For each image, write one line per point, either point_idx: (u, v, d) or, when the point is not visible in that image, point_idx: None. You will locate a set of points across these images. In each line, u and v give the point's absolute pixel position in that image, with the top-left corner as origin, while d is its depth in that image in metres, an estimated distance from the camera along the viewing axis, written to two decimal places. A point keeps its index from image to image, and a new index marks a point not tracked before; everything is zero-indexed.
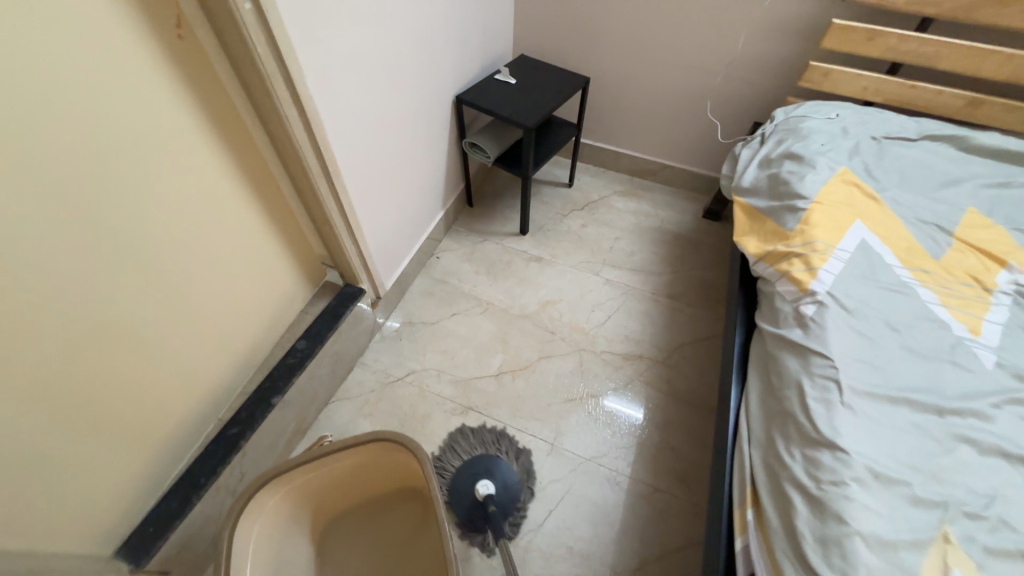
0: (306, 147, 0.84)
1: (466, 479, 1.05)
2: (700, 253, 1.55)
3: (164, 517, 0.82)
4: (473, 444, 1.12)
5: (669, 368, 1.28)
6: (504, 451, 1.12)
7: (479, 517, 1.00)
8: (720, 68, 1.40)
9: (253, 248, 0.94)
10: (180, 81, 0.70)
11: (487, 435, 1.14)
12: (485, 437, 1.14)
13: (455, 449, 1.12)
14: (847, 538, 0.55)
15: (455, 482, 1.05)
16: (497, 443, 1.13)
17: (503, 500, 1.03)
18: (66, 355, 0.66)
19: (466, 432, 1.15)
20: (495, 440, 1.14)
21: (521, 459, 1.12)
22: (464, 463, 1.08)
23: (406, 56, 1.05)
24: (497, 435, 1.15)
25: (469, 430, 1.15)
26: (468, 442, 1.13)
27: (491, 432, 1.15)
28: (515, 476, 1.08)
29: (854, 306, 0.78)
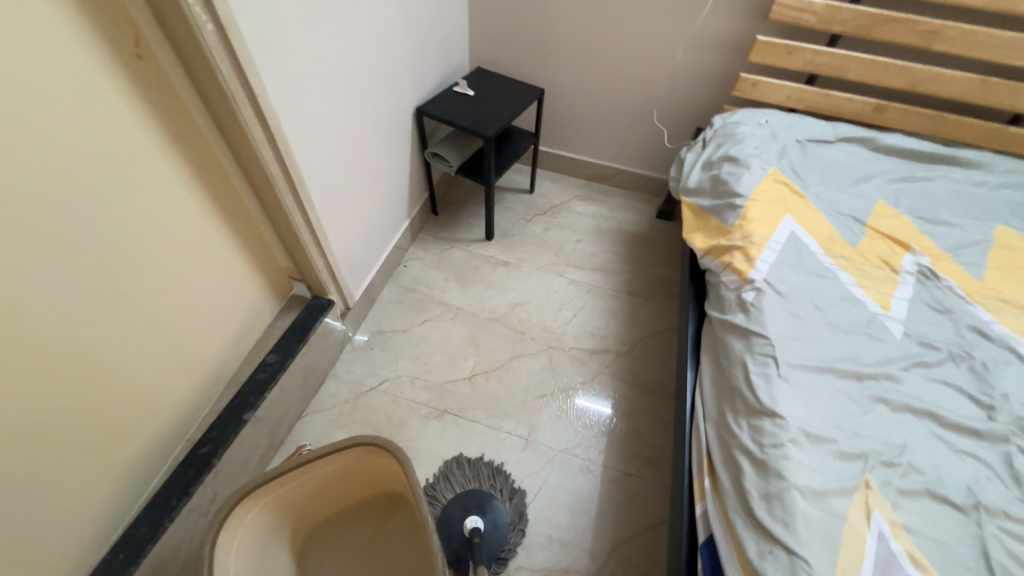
0: (270, 162, 0.85)
1: (456, 511, 1.04)
2: (655, 250, 1.65)
3: (135, 542, 0.81)
4: (468, 477, 1.11)
5: (633, 359, 1.36)
6: (497, 487, 1.10)
7: (465, 558, 0.99)
8: (662, 78, 1.52)
9: (219, 264, 0.94)
10: (142, 101, 0.71)
11: (482, 469, 1.12)
12: (481, 470, 1.12)
13: (450, 479, 1.10)
14: (787, 491, 0.63)
15: (444, 517, 1.03)
16: (492, 479, 1.11)
17: (489, 541, 1.02)
18: (31, 379, 0.65)
19: (460, 463, 1.13)
20: (490, 476, 1.11)
21: (514, 499, 1.09)
22: (456, 497, 1.07)
23: (366, 71, 1.08)
24: (493, 470, 1.12)
25: (465, 461, 1.13)
26: (464, 474, 1.11)
27: (488, 466, 1.13)
28: (506, 517, 1.06)
29: (787, 291, 0.88)
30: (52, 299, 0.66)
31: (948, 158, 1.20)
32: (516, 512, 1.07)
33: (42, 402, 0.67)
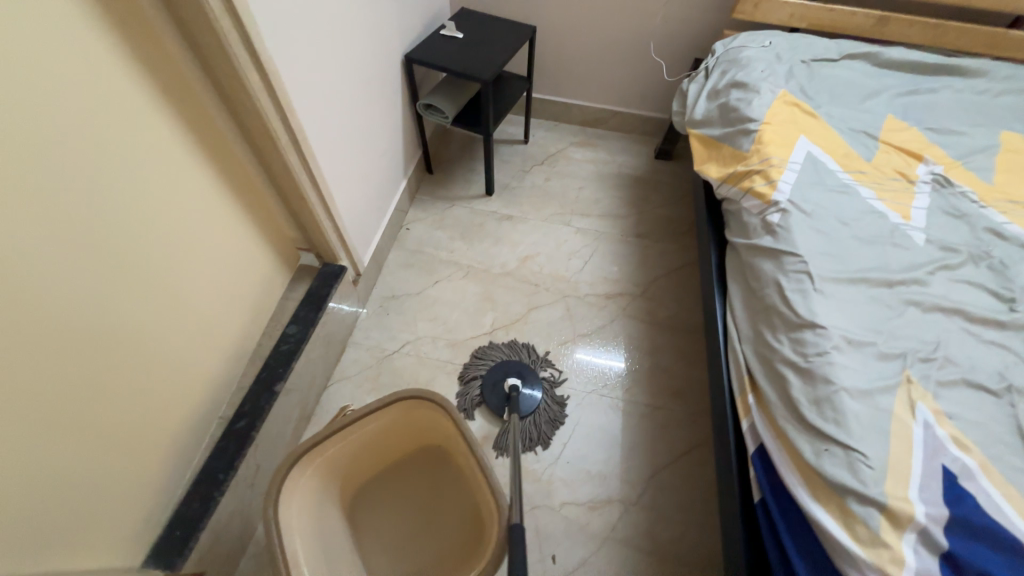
0: (271, 115, 0.79)
1: (497, 376, 1.17)
2: (658, 191, 1.64)
3: (189, 519, 0.81)
4: (510, 353, 1.23)
5: (649, 300, 1.37)
6: (533, 360, 1.23)
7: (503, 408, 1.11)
8: (658, 8, 1.44)
9: (228, 234, 0.89)
10: (129, 53, 0.64)
11: (522, 348, 1.25)
12: (522, 349, 1.24)
13: (495, 354, 1.23)
14: (835, 394, 0.65)
15: (489, 379, 1.16)
16: (531, 356, 1.23)
17: (526, 401, 1.15)
18: (53, 362, 0.61)
19: (496, 342, 1.26)
20: (529, 354, 1.24)
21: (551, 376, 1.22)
22: (499, 365, 1.19)
23: (353, 12, 0.99)
24: (532, 350, 1.25)
25: (508, 342, 1.26)
26: (503, 350, 1.24)
27: (528, 347, 1.25)
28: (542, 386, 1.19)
29: (810, 208, 0.88)
30: (62, 277, 0.61)
31: (952, 67, 1.19)
32: (548, 384, 1.21)
33: (69, 386, 0.64)
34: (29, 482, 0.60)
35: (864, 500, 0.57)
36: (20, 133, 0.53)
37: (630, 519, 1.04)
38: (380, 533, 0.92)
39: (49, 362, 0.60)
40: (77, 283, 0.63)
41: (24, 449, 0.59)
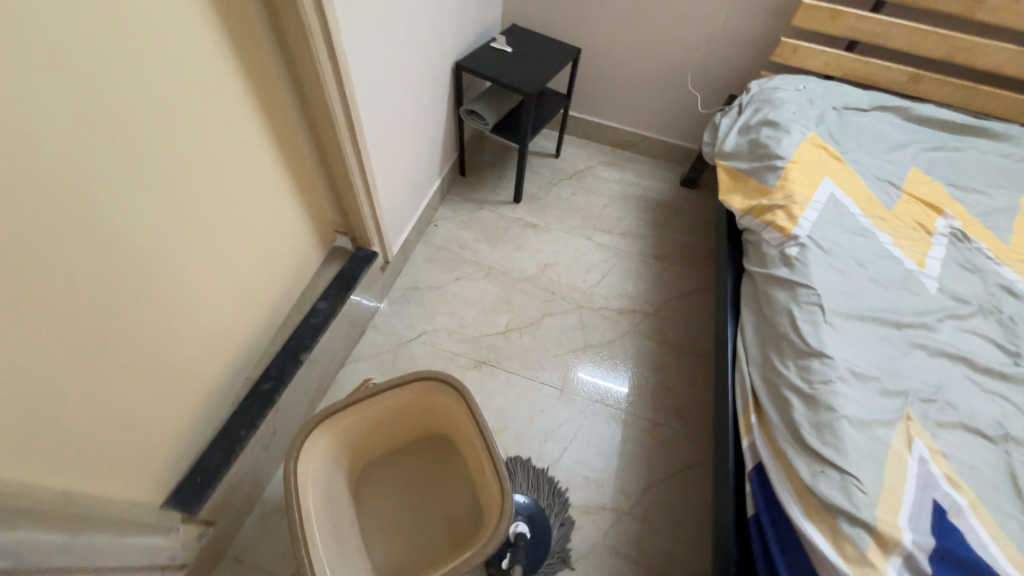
0: (336, 105, 0.86)
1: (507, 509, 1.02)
2: (680, 217, 1.69)
3: (210, 468, 0.85)
4: (528, 485, 1.10)
5: (660, 320, 1.41)
6: (551, 505, 1.08)
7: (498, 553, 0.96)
8: (700, 43, 1.51)
9: (279, 208, 0.95)
10: (226, 37, 0.71)
11: (545, 486, 1.10)
12: (543, 486, 1.10)
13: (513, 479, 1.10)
14: (836, 421, 0.68)
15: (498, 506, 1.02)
16: (550, 499, 1.09)
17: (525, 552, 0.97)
18: (126, 298, 0.67)
19: (531, 465, 1.13)
20: (550, 495, 1.09)
21: (563, 528, 1.06)
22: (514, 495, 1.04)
23: (418, 18, 1.07)
24: (553, 490, 1.10)
25: (530, 467, 1.12)
26: (528, 476, 1.11)
27: (550, 484, 1.10)
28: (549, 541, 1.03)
29: (828, 246, 0.92)
30: (143, 222, 0.67)
31: (980, 129, 1.23)
32: (557, 534, 1.05)
33: (135, 322, 0.70)
34: (89, 404, 0.65)
35: (854, 520, 0.60)
36: (135, 90, 0.60)
37: (620, 528, 1.06)
38: (382, 509, 0.96)
39: (122, 296, 0.67)
40: (156, 230, 0.69)
41: (91, 370, 0.64)
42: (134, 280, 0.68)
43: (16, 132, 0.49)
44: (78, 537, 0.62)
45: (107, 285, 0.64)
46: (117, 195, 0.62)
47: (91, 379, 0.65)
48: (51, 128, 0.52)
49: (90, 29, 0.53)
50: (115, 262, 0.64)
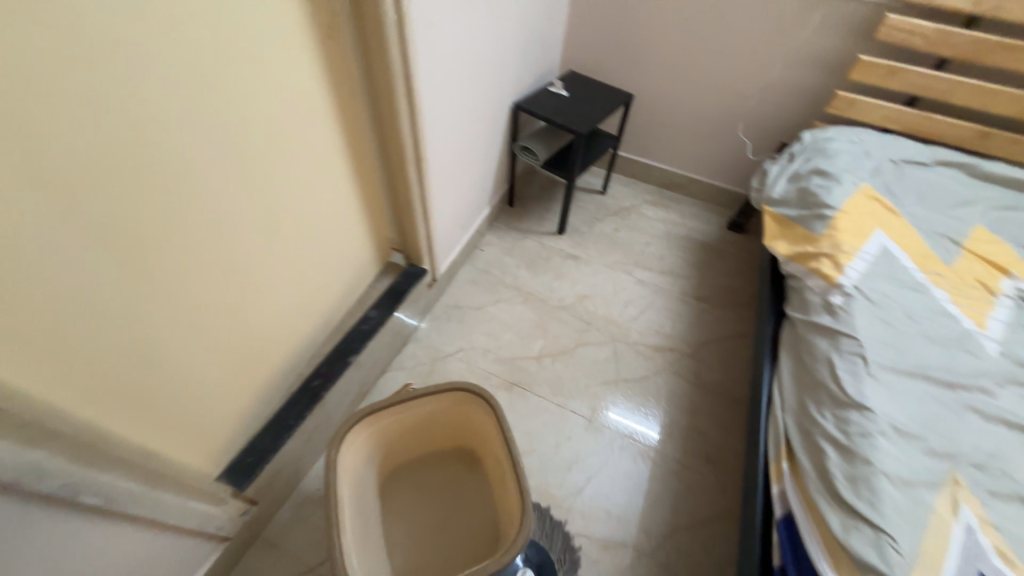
0: (407, 136, 0.97)
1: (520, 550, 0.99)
2: (723, 260, 1.68)
3: (261, 450, 0.93)
4: (541, 534, 1.07)
5: (696, 361, 1.40)
6: (560, 561, 1.04)
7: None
8: (753, 92, 1.55)
9: (348, 222, 1.06)
10: (326, 74, 0.83)
11: (558, 539, 1.07)
12: (557, 538, 1.07)
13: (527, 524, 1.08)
14: (873, 476, 0.66)
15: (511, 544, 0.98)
16: (561, 554, 1.05)
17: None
18: (225, 289, 0.77)
19: (548, 513, 1.10)
20: (561, 549, 1.06)
21: None
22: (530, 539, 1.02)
23: (483, 63, 1.19)
24: (564, 545, 1.07)
25: (547, 514, 1.10)
26: (542, 526, 1.09)
27: (563, 538, 1.07)
28: None
29: (877, 298, 0.90)
30: (246, 224, 0.77)
31: None
32: None
33: (227, 316, 0.80)
34: (181, 382, 0.75)
35: None
36: (255, 112, 0.72)
37: (640, 570, 1.03)
38: (407, 514, 1.00)
39: (221, 292, 0.77)
40: (254, 238, 0.81)
41: (188, 348, 0.74)
42: (233, 275, 0.78)
43: (169, 141, 0.60)
44: (151, 493, 0.69)
45: (213, 276, 0.74)
46: (230, 206, 0.73)
47: (186, 361, 0.75)
48: (194, 140, 0.63)
49: (231, 62, 0.65)
50: (220, 262, 0.75)
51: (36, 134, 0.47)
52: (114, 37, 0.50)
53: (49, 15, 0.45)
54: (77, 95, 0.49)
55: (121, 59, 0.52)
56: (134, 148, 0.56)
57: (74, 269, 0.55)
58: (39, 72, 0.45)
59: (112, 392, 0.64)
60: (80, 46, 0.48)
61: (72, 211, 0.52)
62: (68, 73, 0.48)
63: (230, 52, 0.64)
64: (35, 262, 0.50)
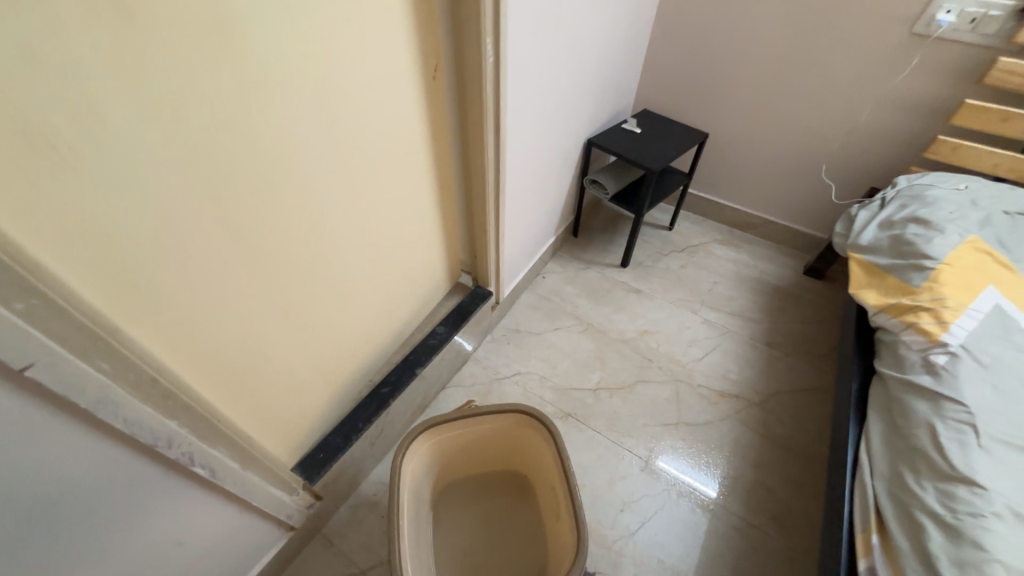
0: (490, 167, 1.03)
1: None
2: (799, 306, 1.59)
3: (331, 447, 0.99)
4: None
5: (766, 411, 1.31)
6: None
7: None
8: (840, 134, 1.49)
9: (428, 243, 1.14)
10: (426, 110, 0.92)
11: None
12: None
13: None
14: (987, 563, 0.58)
15: None
16: None
17: None
18: (322, 296, 0.85)
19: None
20: None
21: None
22: None
23: (563, 100, 1.26)
24: None
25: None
26: None
27: None
28: None
29: (990, 361, 0.81)
30: (347, 239, 0.86)
31: None
32: None
33: (323, 321, 0.89)
34: (279, 378, 0.83)
35: None
36: (366, 141, 0.81)
37: None
38: (457, 533, 1.01)
39: (321, 300, 0.86)
40: (353, 253, 0.89)
41: (286, 347, 0.82)
42: (330, 284, 0.86)
43: (298, 163, 0.69)
44: (243, 472, 0.75)
45: (314, 283, 0.82)
46: (337, 224, 0.82)
47: (286, 359, 0.83)
48: (317, 164, 0.73)
49: (354, 99, 0.74)
50: (324, 272, 0.84)
51: (206, 155, 0.57)
52: (269, 79, 0.60)
53: (227, 62, 0.55)
54: (238, 126, 0.59)
55: (273, 98, 0.62)
56: (272, 171, 0.66)
57: (217, 270, 0.64)
58: (216, 106, 0.56)
59: (223, 378, 0.72)
60: (246, 86, 0.58)
61: (221, 221, 0.62)
62: (235, 109, 0.58)
63: (354, 90, 0.74)
64: (192, 262, 0.60)
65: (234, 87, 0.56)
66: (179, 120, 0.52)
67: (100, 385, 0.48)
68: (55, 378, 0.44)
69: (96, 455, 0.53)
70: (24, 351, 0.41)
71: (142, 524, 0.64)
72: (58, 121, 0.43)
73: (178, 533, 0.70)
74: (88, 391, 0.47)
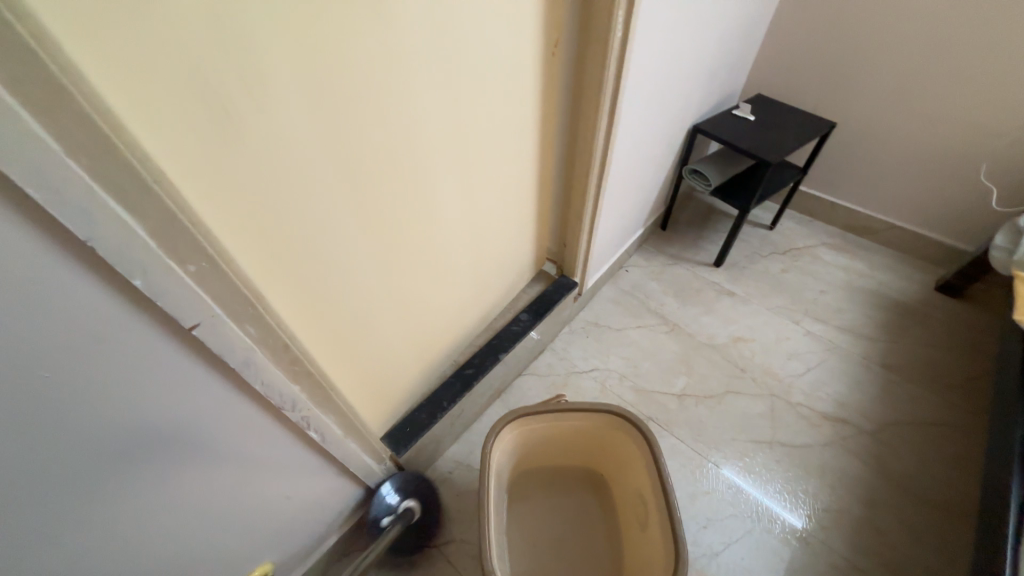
0: (597, 151, 0.96)
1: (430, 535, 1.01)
2: (927, 327, 1.38)
3: (416, 423, 1.01)
4: None
5: (880, 443, 1.16)
6: None
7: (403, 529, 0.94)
8: (1012, 129, 1.25)
9: (522, 228, 1.10)
10: (540, 88, 0.86)
11: None
12: None
13: None
14: None
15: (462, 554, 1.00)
16: None
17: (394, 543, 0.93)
18: (423, 275, 0.85)
19: None
20: None
21: None
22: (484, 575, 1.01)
23: (677, 81, 1.15)
24: None
25: None
26: None
27: None
28: None
29: None
30: (451, 219, 0.84)
31: None
32: None
33: (422, 298, 0.89)
34: (378, 351, 0.84)
35: None
36: (482, 119, 0.77)
37: None
38: (530, 526, 0.99)
39: (422, 279, 0.85)
40: (455, 233, 0.87)
41: (387, 324, 0.82)
42: (430, 264, 0.85)
43: (419, 140, 0.68)
44: (346, 440, 0.78)
45: (417, 262, 0.82)
46: (444, 203, 0.80)
47: (387, 333, 0.84)
48: (434, 141, 0.70)
49: (478, 74, 0.71)
50: (431, 248, 0.83)
51: (341, 130, 0.56)
52: (405, 52, 0.58)
53: (370, 32, 0.53)
54: (371, 99, 0.57)
55: (406, 73, 0.60)
56: (395, 147, 0.65)
57: (338, 245, 0.65)
58: (356, 79, 0.54)
59: (333, 348, 0.74)
60: (383, 59, 0.56)
61: (347, 196, 0.62)
62: (370, 81, 0.56)
63: (479, 65, 0.70)
64: (318, 234, 0.61)
65: (371, 58, 0.55)
66: (323, 93, 0.52)
67: (247, 348, 0.51)
68: (213, 339, 0.47)
69: (233, 410, 0.56)
70: (190, 309, 0.43)
71: (260, 477, 0.68)
72: (228, 88, 0.44)
73: (285, 488, 0.74)
74: (236, 353, 0.50)
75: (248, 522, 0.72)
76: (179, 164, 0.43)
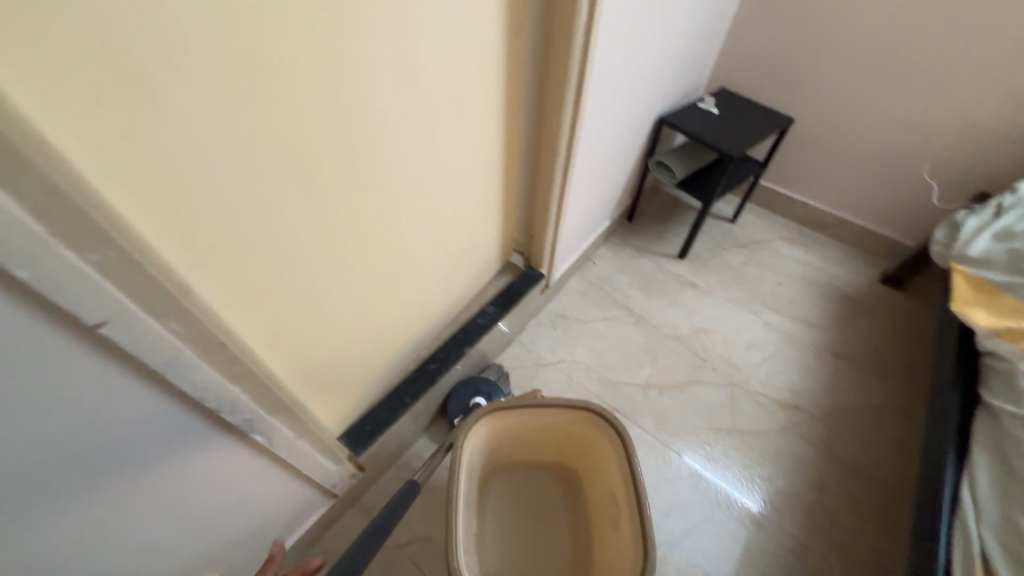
0: (564, 139, 0.94)
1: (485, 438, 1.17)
2: (873, 317, 1.45)
3: (377, 421, 0.97)
4: None
5: (830, 429, 1.21)
6: None
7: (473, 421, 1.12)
8: (952, 130, 1.32)
9: (487, 218, 1.06)
10: (504, 72, 0.82)
11: None
12: None
13: None
14: None
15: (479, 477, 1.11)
16: None
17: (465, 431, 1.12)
18: (381, 266, 0.80)
19: None
20: None
21: None
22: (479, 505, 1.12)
23: (644, 71, 1.14)
24: None
25: None
26: None
27: None
28: None
29: None
30: (411, 207, 0.79)
31: None
32: None
33: (382, 290, 0.84)
34: (332, 347, 0.79)
35: None
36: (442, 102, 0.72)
37: None
38: (500, 520, 0.97)
39: (380, 270, 0.81)
40: (416, 222, 0.83)
41: (341, 318, 0.77)
42: (389, 254, 0.81)
43: (372, 122, 0.62)
44: (297, 441, 0.73)
45: (374, 251, 0.77)
46: (403, 190, 0.75)
47: (342, 327, 0.79)
48: (389, 125, 0.65)
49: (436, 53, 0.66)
50: (390, 237, 0.79)
51: (280, 107, 0.51)
52: (353, 24, 0.53)
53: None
54: (313, 75, 0.52)
55: (354, 47, 0.54)
56: (345, 129, 0.59)
57: (281, 234, 0.59)
58: (296, 52, 0.49)
59: (280, 345, 0.68)
60: (326, 29, 0.50)
61: (289, 182, 0.56)
62: (311, 55, 0.50)
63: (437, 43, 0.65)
64: (256, 223, 0.55)
65: (313, 29, 0.49)
66: (256, 65, 0.46)
67: (173, 347, 0.46)
68: (129, 338, 0.41)
69: (162, 416, 0.51)
70: (96, 306, 0.38)
71: (199, 485, 0.62)
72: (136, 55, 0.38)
73: (230, 495, 0.69)
74: (159, 352, 0.44)
75: (186, 535, 0.66)
76: (78, 142, 0.37)
